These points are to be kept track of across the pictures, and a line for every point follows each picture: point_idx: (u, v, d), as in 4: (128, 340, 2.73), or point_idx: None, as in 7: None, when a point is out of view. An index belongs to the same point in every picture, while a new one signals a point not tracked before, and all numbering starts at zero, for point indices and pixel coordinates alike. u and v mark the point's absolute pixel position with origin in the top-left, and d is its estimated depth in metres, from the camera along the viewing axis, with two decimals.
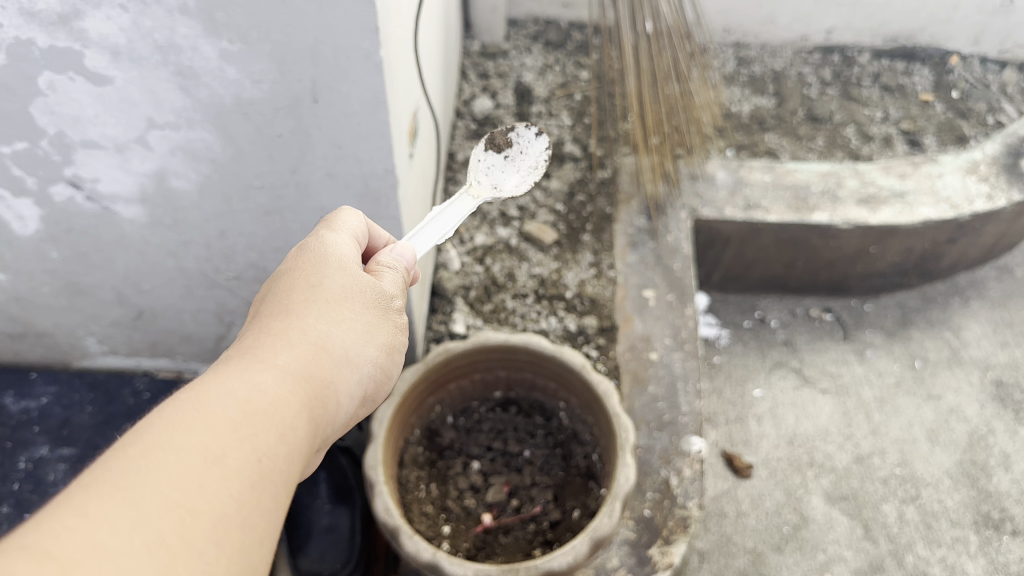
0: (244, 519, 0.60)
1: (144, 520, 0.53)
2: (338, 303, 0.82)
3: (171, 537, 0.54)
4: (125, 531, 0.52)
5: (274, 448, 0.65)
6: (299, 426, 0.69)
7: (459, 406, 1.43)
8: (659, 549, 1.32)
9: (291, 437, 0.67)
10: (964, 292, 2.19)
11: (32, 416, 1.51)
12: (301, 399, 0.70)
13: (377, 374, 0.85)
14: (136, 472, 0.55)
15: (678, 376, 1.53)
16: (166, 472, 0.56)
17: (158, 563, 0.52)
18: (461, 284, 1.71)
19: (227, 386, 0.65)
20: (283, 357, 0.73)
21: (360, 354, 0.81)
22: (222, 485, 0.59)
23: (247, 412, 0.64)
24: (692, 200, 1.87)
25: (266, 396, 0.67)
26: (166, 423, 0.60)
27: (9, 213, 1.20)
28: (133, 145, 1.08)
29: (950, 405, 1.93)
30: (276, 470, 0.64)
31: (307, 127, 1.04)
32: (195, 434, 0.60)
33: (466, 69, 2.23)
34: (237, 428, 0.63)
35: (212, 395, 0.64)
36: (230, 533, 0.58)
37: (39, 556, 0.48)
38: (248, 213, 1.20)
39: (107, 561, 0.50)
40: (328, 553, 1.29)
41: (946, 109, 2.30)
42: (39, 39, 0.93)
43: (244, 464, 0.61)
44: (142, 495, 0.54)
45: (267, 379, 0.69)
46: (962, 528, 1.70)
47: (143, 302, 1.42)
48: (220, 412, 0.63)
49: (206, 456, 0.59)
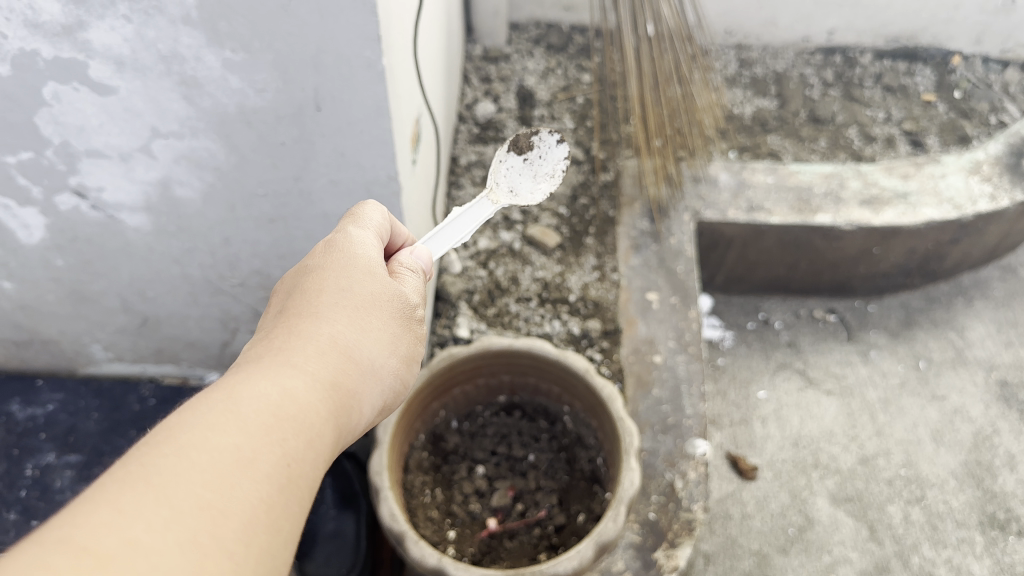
0: (273, 524, 0.59)
1: (178, 517, 0.52)
2: (367, 310, 0.82)
3: (204, 538, 0.53)
4: (160, 529, 0.51)
5: (302, 455, 0.64)
6: (325, 435, 0.68)
7: (463, 411, 1.43)
8: (664, 552, 1.32)
9: (317, 445, 0.67)
10: (968, 292, 2.19)
11: (38, 423, 1.52)
12: (327, 407, 0.70)
13: (396, 384, 0.84)
14: (170, 469, 0.54)
15: (682, 379, 1.54)
16: (200, 471, 0.56)
17: (191, 563, 0.51)
18: (464, 288, 1.71)
19: (259, 389, 0.65)
20: (313, 363, 0.72)
21: (382, 363, 0.81)
22: (253, 488, 0.58)
23: (278, 418, 0.64)
24: (695, 202, 1.87)
25: (296, 402, 0.67)
26: (199, 422, 0.59)
27: (15, 222, 1.21)
28: (137, 153, 1.08)
29: (954, 405, 1.93)
30: (303, 477, 0.64)
31: (310, 135, 1.05)
32: (228, 436, 0.59)
33: (468, 73, 2.24)
34: (269, 433, 0.62)
35: (244, 397, 0.63)
36: (259, 538, 0.57)
37: (76, 551, 0.47)
38: (252, 220, 1.20)
39: (143, 559, 0.49)
40: (334, 558, 1.30)
41: (949, 109, 2.30)
42: (43, 50, 0.93)
43: (273, 468, 0.61)
44: (176, 492, 0.54)
45: (297, 384, 0.68)
46: (968, 529, 1.70)
47: (148, 309, 1.43)
48: (253, 416, 0.62)
49: (238, 459, 0.59)
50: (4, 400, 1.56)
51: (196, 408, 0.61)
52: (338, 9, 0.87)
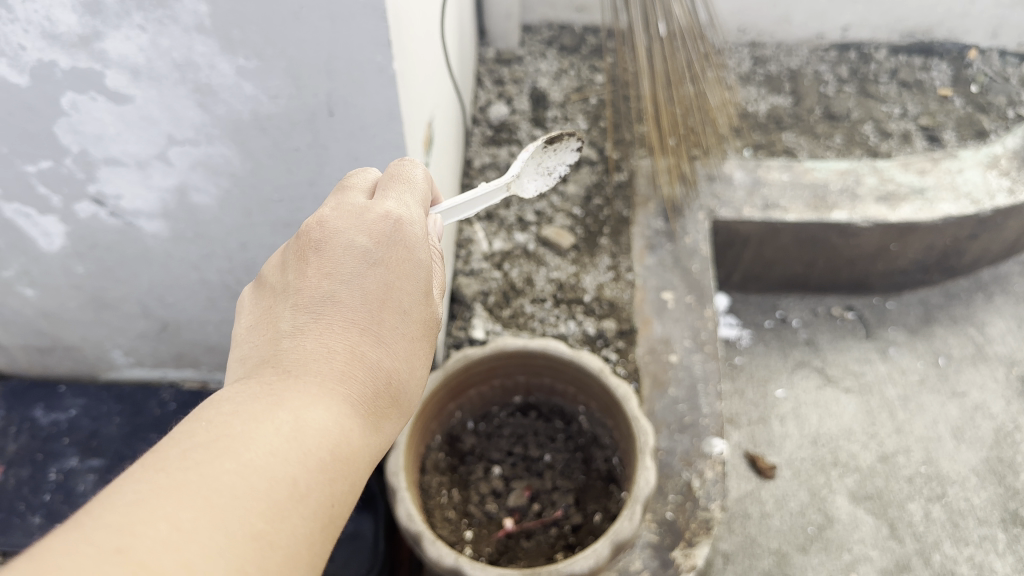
0: (310, 556, 0.60)
1: (230, 544, 0.52)
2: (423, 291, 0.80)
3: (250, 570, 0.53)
4: (214, 558, 0.51)
5: (345, 494, 0.65)
6: (366, 463, 0.69)
7: (480, 411, 1.44)
8: (682, 552, 1.32)
9: (359, 474, 0.67)
10: (987, 287, 2.17)
11: (61, 428, 1.54)
12: (372, 441, 0.70)
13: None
14: (227, 494, 0.54)
15: (698, 378, 1.54)
16: (258, 505, 0.56)
17: None
18: (480, 289, 1.72)
19: (317, 421, 0.64)
20: (366, 372, 0.72)
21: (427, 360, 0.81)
22: (301, 526, 0.59)
23: (331, 454, 0.64)
24: (710, 201, 1.87)
25: (349, 435, 0.66)
26: (265, 453, 0.59)
27: (36, 230, 1.23)
28: (154, 161, 1.10)
29: (975, 402, 1.91)
30: (343, 508, 0.64)
31: (323, 140, 1.06)
32: (286, 470, 0.59)
33: (482, 76, 2.25)
34: (321, 469, 0.62)
35: (306, 427, 0.63)
36: (301, 572, 0.58)
37: (134, 567, 0.47)
38: (268, 225, 1.22)
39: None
40: (352, 560, 1.31)
41: (966, 103, 2.28)
42: (61, 60, 0.95)
43: (320, 505, 0.61)
44: (233, 520, 0.54)
45: (354, 416, 0.68)
46: (990, 526, 1.68)
47: (168, 314, 1.45)
48: (311, 448, 0.62)
49: (291, 493, 0.59)
50: (27, 406, 1.58)
51: (258, 430, 0.60)
52: (350, 15, 0.88)
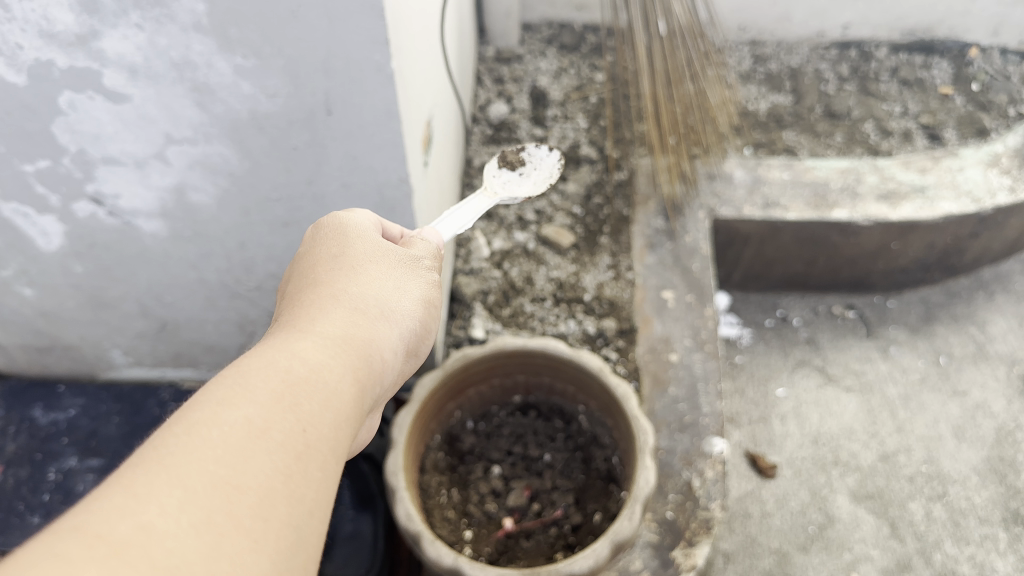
0: (293, 492, 0.59)
1: (191, 498, 0.52)
2: (365, 267, 0.85)
3: (218, 517, 0.53)
4: (173, 512, 0.51)
5: (320, 416, 0.65)
6: (344, 393, 0.69)
7: (479, 411, 1.44)
8: (682, 551, 1.31)
9: (336, 404, 0.67)
10: (988, 286, 2.16)
11: (60, 428, 1.54)
12: (345, 366, 0.71)
13: (417, 335, 0.85)
14: (182, 450, 0.54)
15: (699, 377, 1.53)
16: (215, 451, 0.56)
17: (207, 544, 0.51)
18: (480, 288, 1.71)
19: (267, 358, 0.66)
20: (320, 323, 0.74)
21: (395, 312, 0.82)
22: (270, 457, 0.58)
23: (290, 383, 0.64)
24: (710, 200, 1.86)
25: (308, 363, 0.67)
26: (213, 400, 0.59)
27: (34, 230, 1.22)
28: (152, 160, 1.10)
29: (976, 401, 1.91)
30: (323, 440, 0.64)
31: (322, 139, 1.05)
32: (240, 408, 0.60)
33: (481, 75, 2.24)
34: (281, 400, 0.63)
35: (251, 370, 0.64)
36: (283, 493, 0.58)
37: (90, 539, 0.47)
38: (267, 225, 1.21)
39: (156, 544, 0.48)
40: (352, 560, 1.31)
41: (967, 101, 2.27)
42: (58, 60, 0.95)
43: (289, 437, 0.61)
44: (191, 473, 0.53)
45: (308, 346, 0.69)
46: (991, 525, 1.68)
47: (167, 314, 1.44)
48: (263, 385, 0.63)
49: (251, 429, 0.59)
50: (27, 406, 1.58)
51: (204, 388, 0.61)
52: (347, 13, 0.88)
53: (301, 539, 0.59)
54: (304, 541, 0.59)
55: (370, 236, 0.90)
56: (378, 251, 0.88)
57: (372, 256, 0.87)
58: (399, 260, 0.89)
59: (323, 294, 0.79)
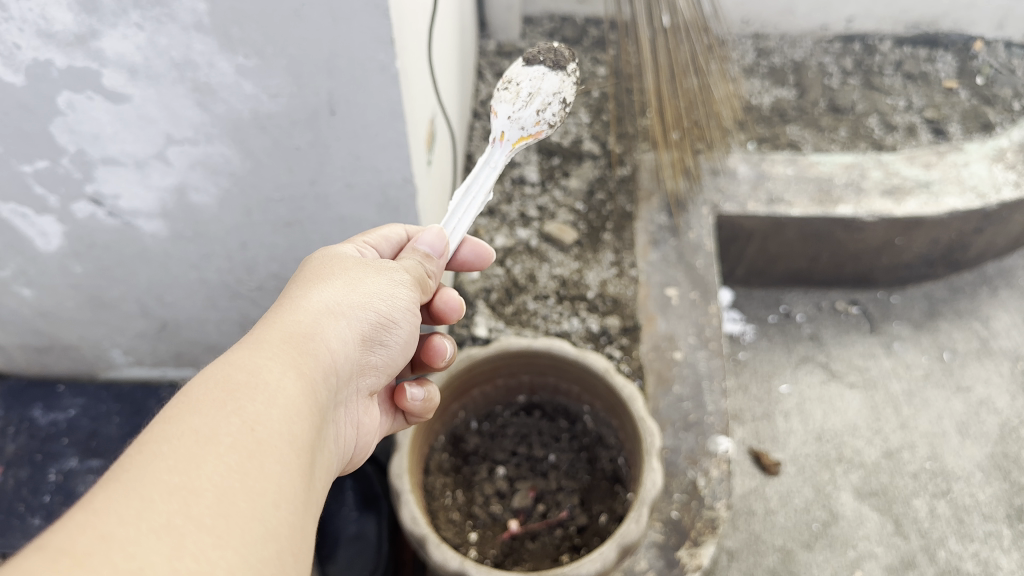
0: (251, 487, 0.58)
1: (148, 507, 0.51)
2: (313, 277, 0.84)
3: (177, 520, 0.51)
4: (131, 520, 0.50)
5: (267, 414, 0.64)
6: (290, 387, 0.68)
7: (483, 411, 1.43)
8: (688, 551, 1.30)
9: (283, 399, 0.66)
10: (992, 281, 2.16)
11: (60, 428, 1.52)
12: (288, 363, 0.70)
13: (375, 321, 0.84)
14: (132, 469, 0.54)
15: (703, 375, 1.52)
16: (164, 461, 0.55)
17: (169, 545, 0.50)
18: (482, 286, 1.70)
19: (205, 371, 0.65)
20: (262, 331, 0.73)
21: (344, 305, 0.81)
22: (220, 459, 0.57)
23: (231, 389, 0.63)
24: (714, 195, 1.84)
25: (247, 367, 0.66)
26: (154, 422, 0.59)
27: (32, 230, 1.21)
28: (152, 160, 1.08)
29: (980, 397, 1.90)
30: (275, 434, 0.63)
31: (325, 139, 1.04)
32: (183, 421, 0.59)
33: (483, 69, 2.22)
34: (224, 405, 0.62)
35: (191, 387, 0.63)
36: (238, 490, 0.57)
37: (50, 557, 0.45)
38: (269, 225, 1.20)
39: (117, 551, 0.47)
40: (356, 562, 1.30)
41: (971, 95, 2.26)
42: (57, 60, 0.93)
43: (238, 438, 0.60)
44: (144, 484, 0.52)
45: (247, 353, 0.69)
46: (995, 522, 1.68)
47: (167, 313, 1.43)
48: (202, 396, 0.62)
49: (196, 437, 0.58)
50: (26, 405, 1.57)
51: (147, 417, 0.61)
52: (351, 13, 0.86)
53: (270, 530, 0.57)
54: (275, 534, 0.58)
55: (324, 253, 0.90)
56: (325, 260, 0.87)
57: (320, 265, 0.86)
58: (346, 259, 0.87)
59: (270, 308, 0.79)
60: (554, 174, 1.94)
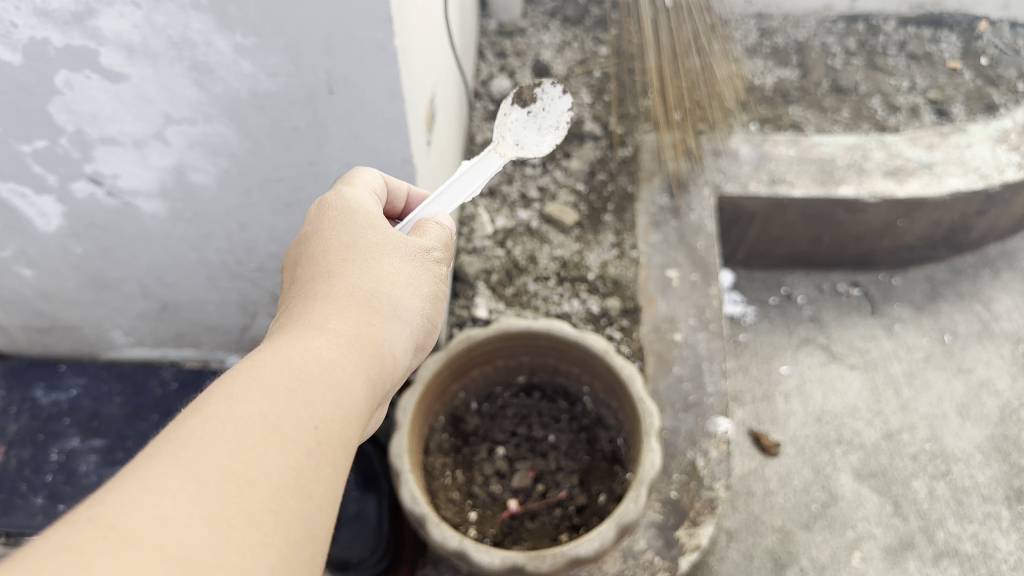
0: (303, 488, 0.58)
1: (205, 491, 0.52)
2: (375, 258, 0.81)
3: (230, 511, 0.52)
4: (186, 505, 0.50)
5: (330, 413, 0.64)
6: (354, 388, 0.68)
7: (483, 392, 1.43)
8: (686, 531, 1.33)
9: (345, 400, 0.66)
10: (994, 263, 2.14)
11: (62, 408, 1.54)
12: (356, 361, 0.70)
13: (425, 326, 0.84)
14: (197, 443, 0.54)
15: (703, 357, 1.54)
16: (226, 444, 0.55)
17: (220, 539, 0.51)
18: (482, 267, 1.70)
19: (281, 353, 0.65)
20: (333, 320, 0.73)
21: (405, 306, 0.80)
22: (281, 456, 0.58)
23: (304, 381, 0.64)
24: (716, 176, 1.83)
25: (320, 362, 0.66)
26: (225, 393, 0.59)
27: (32, 210, 1.21)
28: (151, 140, 1.08)
29: (980, 378, 1.90)
30: (333, 436, 0.63)
31: (323, 119, 1.04)
32: (253, 404, 0.59)
33: (484, 48, 2.21)
34: (294, 397, 0.62)
35: (266, 365, 0.63)
36: (291, 490, 0.57)
37: (104, 530, 0.47)
38: (268, 205, 1.20)
39: (168, 536, 0.48)
40: (357, 541, 1.31)
41: (975, 76, 2.24)
42: (54, 38, 0.92)
43: (300, 434, 0.60)
44: (203, 465, 0.53)
45: (320, 342, 0.69)
46: (994, 504, 1.68)
47: (168, 294, 1.43)
48: (276, 380, 0.62)
49: (264, 427, 0.58)
50: (28, 385, 1.58)
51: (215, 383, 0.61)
52: None
53: (310, 531, 0.58)
54: (314, 535, 0.58)
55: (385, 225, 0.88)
56: (390, 241, 0.84)
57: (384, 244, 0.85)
58: (408, 246, 0.85)
59: (339, 287, 0.78)
60: (555, 154, 1.92)
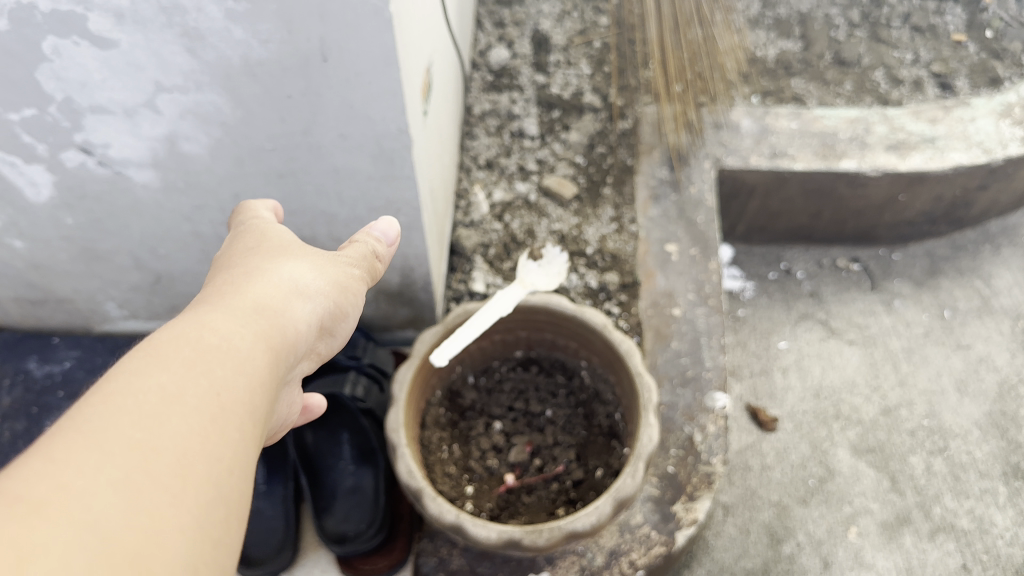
0: (211, 452, 0.57)
1: (108, 457, 0.50)
2: (275, 255, 0.82)
3: (136, 474, 0.51)
4: (91, 471, 0.49)
5: (232, 380, 0.63)
6: (259, 360, 0.67)
7: (479, 366, 1.42)
8: (683, 506, 1.34)
9: (249, 369, 0.65)
10: (994, 239, 2.12)
11: (56, 381, 1.54)
12: (258, 331, 0.69)
13: (333, 309, 0.83)
14: (97, 416, 0.53)
15: (702, 332, 1.53)
16: (126, 413, 0.54)
17: (127, 502, 0.49)
18: (480, 241, 1.69)
19: (178, 330, 0.64)
20: (231, 296, 0.73)
21: (310, 285, 0.81)
22: (185, 420, 0.57)
23: (202, 349, 0.63)
24: (717, 149, 1.81)
25: (218, 333, 0.65)
26: (119, 371, 0.58)
27: (21, 180, 1.19)
28: (142, 109, 1.06)
29: (979, 354, 1.90)
30: (238, 399, 0.62)
31: (317, 87, 1.02)
32: (153, 375, 0.58)
33: (482, 18, 2.17)
34: (191, 363, 0.61)
35: (162, 341, 0.62)
36: (199, 456, 0.56)
37: (10, 499, 0.45)
38: (261, 176, 1.18)
39: (75, 501, 0.47)
40: (353, 514, 1.30)
41: (979, 49, 2.21)
42: (40, 3, 0.90)
43: (202, 397, 0.59)
44: (105, 433, 0.52)
45: (218, 317, 0.68)
46: (991, 480, 1.69)
47: (161, 266, 1.41)
48: (175, 352, 0.61)
49: (163, 394, 0.57)
50: (21, 358, 1.57)
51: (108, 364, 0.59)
52: None
53: (221, 496, 0.57)
54: (225, 501, 0.57)
55: (285, 231, 0.89)
56: (288, 242, 0.85)
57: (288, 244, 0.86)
58: (308, 244, 0.86)
59: (241, 274, 0.78)
60: (554, 127, 1.90)
